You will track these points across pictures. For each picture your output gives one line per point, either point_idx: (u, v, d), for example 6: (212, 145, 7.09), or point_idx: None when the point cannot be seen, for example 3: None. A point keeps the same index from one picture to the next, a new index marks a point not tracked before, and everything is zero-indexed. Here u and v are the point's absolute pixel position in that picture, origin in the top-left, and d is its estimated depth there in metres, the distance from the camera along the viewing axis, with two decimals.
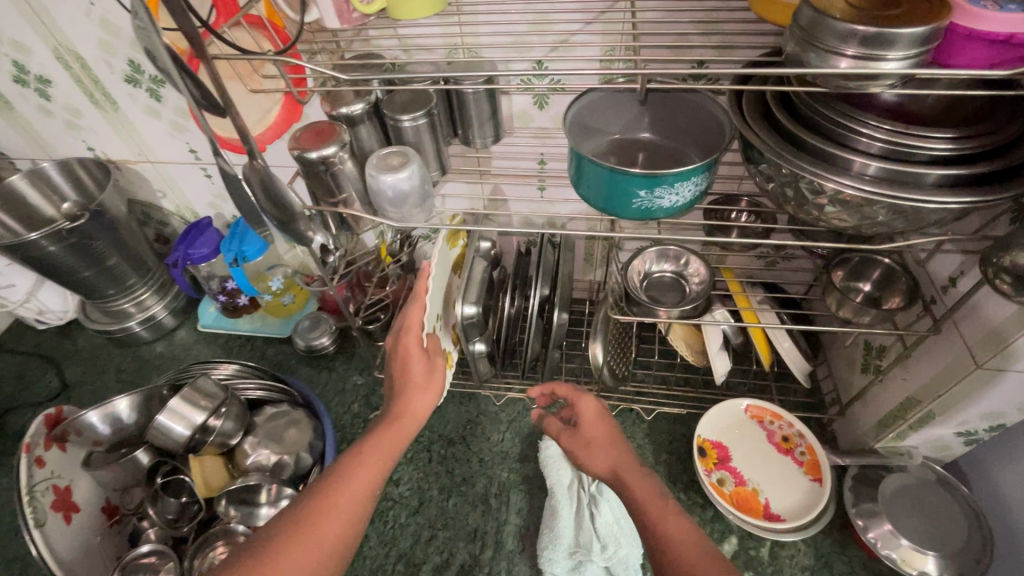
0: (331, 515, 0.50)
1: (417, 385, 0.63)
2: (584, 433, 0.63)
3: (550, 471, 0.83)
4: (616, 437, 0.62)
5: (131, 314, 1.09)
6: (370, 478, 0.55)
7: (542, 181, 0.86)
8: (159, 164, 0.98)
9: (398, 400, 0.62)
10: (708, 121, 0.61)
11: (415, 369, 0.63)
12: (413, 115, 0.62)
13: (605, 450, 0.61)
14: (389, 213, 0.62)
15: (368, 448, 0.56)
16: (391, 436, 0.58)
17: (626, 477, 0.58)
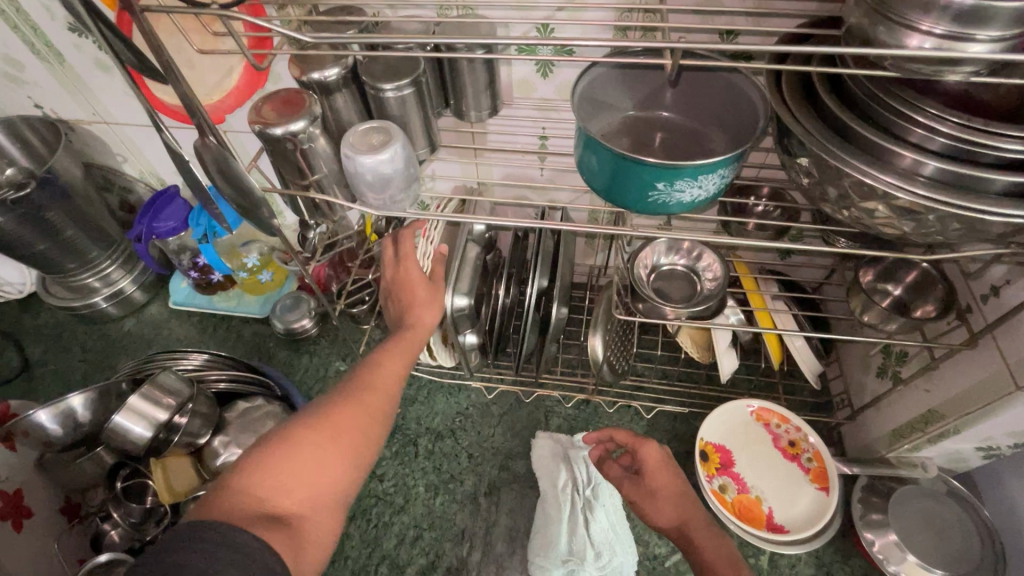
0: (375, 391, 0.55)
1: (425, 302, 0.62)
2: (648, 484, 0.63)
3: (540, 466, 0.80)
4: (678, 490, 0.62)
5: (96, 290, 1.00)
6: (399, 367, 0.58)
7: (543, 159, 0.77)
8: (116, 125, 0.88)
9: (407, 313, 0.61)
10: (739, 104, 0.53)
11: (421, 288, 0.62)
12: (397, 84, 0.53)
13: (670, 508, 0.61)
14: (369, 199, 0.54)
15: (391, 345, 0.59)
16: (411, 336, 0.60)
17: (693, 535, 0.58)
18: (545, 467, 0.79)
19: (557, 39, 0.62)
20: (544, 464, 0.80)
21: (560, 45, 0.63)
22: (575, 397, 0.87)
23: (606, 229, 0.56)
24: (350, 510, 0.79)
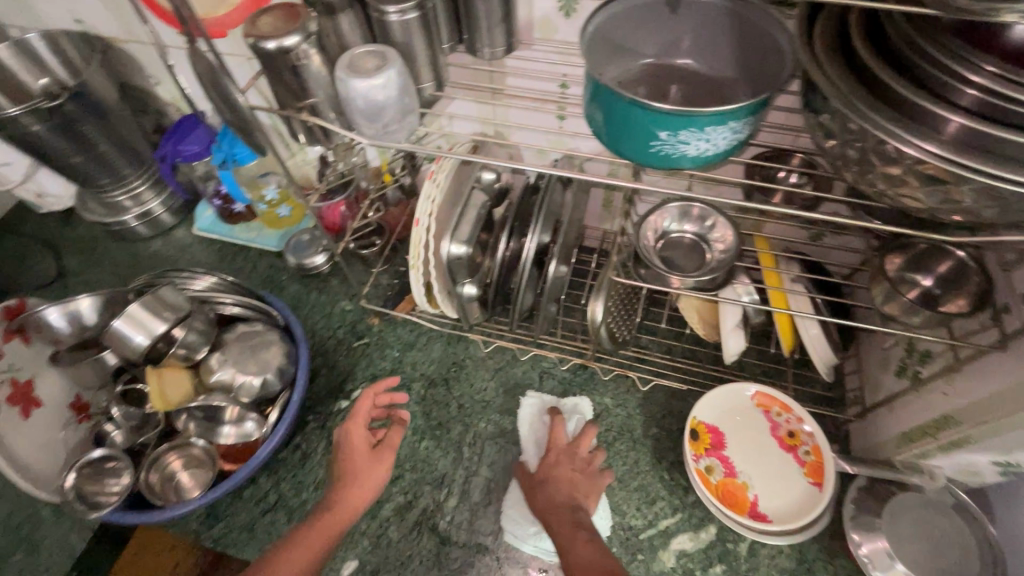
0: None
1: (368, 481, 0.65)
2: (542, 469, 0.69)
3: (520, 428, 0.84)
4: (560, 474, 0.67)
5: (127, 208, 1.05)
6: (305, 554, 0.59)
7: (562, 110, 0.74)
8: (148, 45, 0.89)
9: (339, 487, 0.65)
10: (765, 50, 0.48)
11: (360, 463, 0.66)
12: (402, 6, 0.51)
13: (546, 490, 0.66)
14: (362, 127, 0.53)
15: (308, 525, 0.61)
16: (334, 510, 0.63)
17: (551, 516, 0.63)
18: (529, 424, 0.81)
19: None
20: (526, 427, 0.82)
21: None
22: (572, 361, 0.86)
23: (613, 181, 0.54)
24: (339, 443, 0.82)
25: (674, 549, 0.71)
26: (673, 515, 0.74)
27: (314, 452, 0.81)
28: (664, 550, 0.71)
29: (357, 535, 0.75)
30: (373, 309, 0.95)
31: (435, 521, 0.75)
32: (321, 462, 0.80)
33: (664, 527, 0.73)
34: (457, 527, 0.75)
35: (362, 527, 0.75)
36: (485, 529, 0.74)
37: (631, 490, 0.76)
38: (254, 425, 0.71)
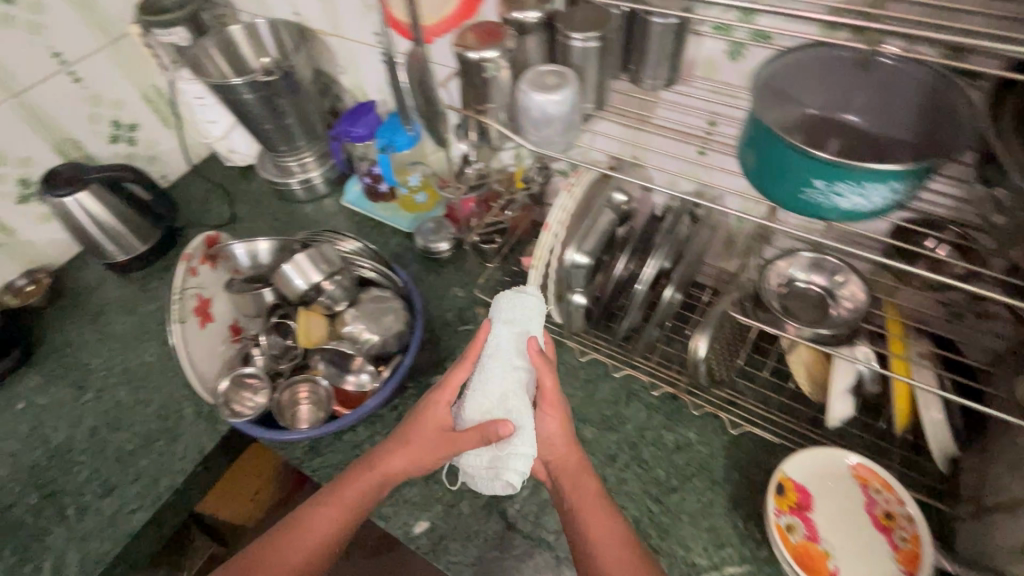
0: (300, 535, 0.69)
1: (417, 455, 0.71)
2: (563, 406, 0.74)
3: (528, 319, 0.73)
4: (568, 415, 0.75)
5: (294, 174, 1.22)
6: (336, 516, 0.70)
7: (704, 147, 0.76)
8: (346, 40, 1.04)
9: (398, 452, 0.71)
10: (938, 115, 0.48)
11: (426, 437, 0.71)
12: (586, 35, 0.57)
13: (569, 436, 0.74)
14: (530, 136, 0.59)
15: (345, 484, 0.72)
16: (370, 474, 0.72)
17: (564, 470, 0.72)
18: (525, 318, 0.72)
19: (756, 24, 0.61)
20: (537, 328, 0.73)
21: (758, 30, 0.61)
22: (663, 389, 0.87)
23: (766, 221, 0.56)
24: None
25: None
26: (740, 564, 0.72)
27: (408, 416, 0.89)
28: None
29: (433, 499, 0.81)
30: (481, 300, 1.03)
31: (504, 507, 0.80)
32: None
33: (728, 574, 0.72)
34: (523, 517, 0.79)
35: (438, 493, 0.82)
36: (549, 526, 0.78)
37: (702, 528, 0.76)
38: (369, 377, 0.80)
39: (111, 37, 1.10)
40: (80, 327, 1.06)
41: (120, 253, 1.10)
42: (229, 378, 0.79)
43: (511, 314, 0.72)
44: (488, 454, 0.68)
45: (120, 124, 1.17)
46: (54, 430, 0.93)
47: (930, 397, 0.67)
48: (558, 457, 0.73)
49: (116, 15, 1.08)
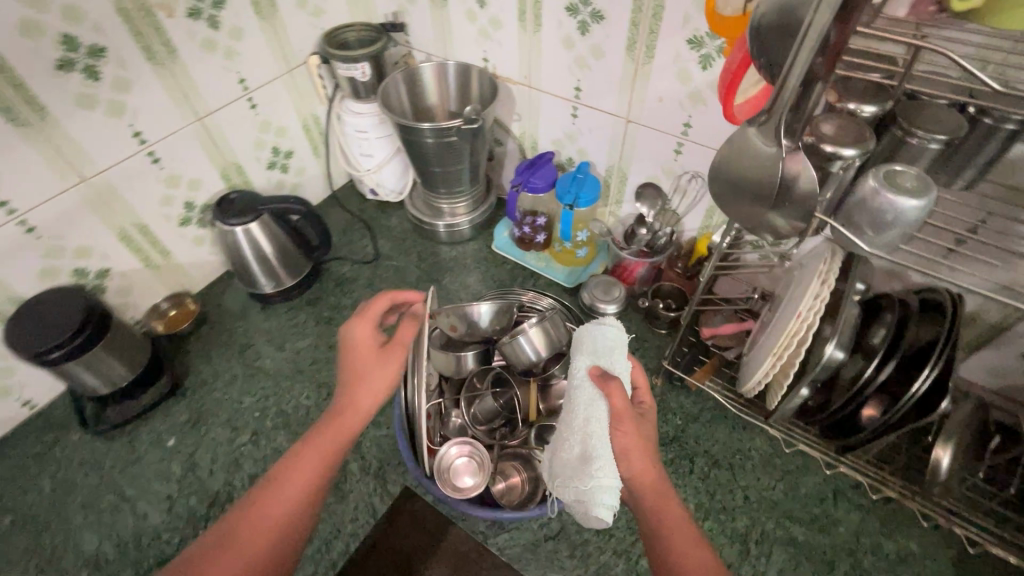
0: (264, 514, 0.55)
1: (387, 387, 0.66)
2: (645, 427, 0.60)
3: (607, 353, 0.67)
4: (653, 437, 0.60)
5: (444, 214, 1.18)
6: (310, 472, 0.58)
7: (959, 243, 0.73)
8: (536, 91, 1.02)
9: (347, 396, 0.63)
10: None
11: (363, 361, 0.65)
12: (931, 135, 0.54)
13: (650, 458, 0.57)
14: (860, 233, 0.55)
15: (304, 445, 0.60)
16: (336, 427, 0.61)
17: (647, 495, 0.55)
18: (593, 347, 0.67)
19: None
20: (622, 363, 0.66)
21: None
22: (880, 493, 0.81)
23: None
24: None
25: None
26: None
27: None
28: None
29: None
30: (657, 369, 0.97)
31: None
32: None
33: None
34: None
35: None
36: None
37: None
38: None
39: (289, 66, 1.08)
40: (227, 360, 1.01)
41: (270, 283, 1.06)
42: (452, 441, 0.76)
43: (591, 349, 0.68)
44: (572, 487, 0.61)
45: (278, 151, 1.14)
46: (209, 475, 0.87)
47: None
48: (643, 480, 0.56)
49: (297, 44, 1.07)
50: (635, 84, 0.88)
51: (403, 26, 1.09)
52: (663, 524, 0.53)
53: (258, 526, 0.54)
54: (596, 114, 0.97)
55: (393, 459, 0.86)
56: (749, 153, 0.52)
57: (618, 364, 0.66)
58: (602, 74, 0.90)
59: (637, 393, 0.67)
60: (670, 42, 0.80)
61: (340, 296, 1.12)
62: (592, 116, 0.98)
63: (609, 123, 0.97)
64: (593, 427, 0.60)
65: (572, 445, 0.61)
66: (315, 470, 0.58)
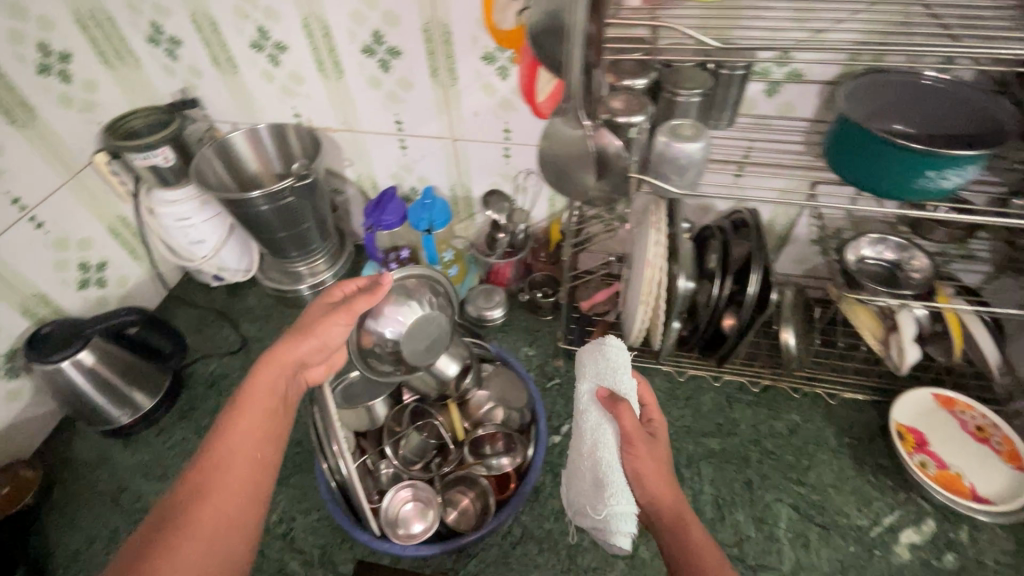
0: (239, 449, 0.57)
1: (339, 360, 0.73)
2: (654, 448, 0.61)
3: (610, 371, 0.68)
4: (667, 458, 0.61)
5: (303, 277, 1.14)
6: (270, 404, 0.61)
7: (742, 168, 0.89)
8: (359, 133, 1.03)
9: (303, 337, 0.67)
10: (978, 116, 0.64)
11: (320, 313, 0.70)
12: (691, 91, 0.67)
13: (665, 481, 0.58)
14: (668, 180, 0.66)
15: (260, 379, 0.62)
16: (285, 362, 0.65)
17: (664, 521, 0.56)
18: (601, 369, 0.69)
19: (792, 64, 0.76)
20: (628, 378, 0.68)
21: (794, 69, 0.76)
22: (758, 382, 0.96)
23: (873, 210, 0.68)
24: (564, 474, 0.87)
25: (905, 543, 0.79)
26: (893, 512, 0.82)
27: (542, 487, 0.86)
28: (897, 544, 0.78)
29: (611, 557, 0.79)
30: (556, 351, 1.04)
31: None
32: (554, 494, 0.85)
33: (889, 525, 0.81)
34: None
35: (613, 549, 0.79)
36: (728, 540, 0.80)
37: (848, 493, 0.84)
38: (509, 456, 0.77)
39: (72, 171, 0.96)
40: (99, 517, 0.86)
41: (125, 413, 0.92)
42: (390, 490, 0.74)
43: (594, 370, 0.70)
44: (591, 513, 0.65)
45: (89, 266, 1.00)
46: None
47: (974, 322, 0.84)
48: (662, 499, 0.57)
49: (75, 146, 0.95)
50: (450, 105, 0.93)
51: (196, 102, 1.03)
52: (684, 545, 0.54)
53: (229, 488, 0.55)
54: (424, 141, 1.01)
55: (335, 539, 0.80)
56: (564, 141, 0.60)
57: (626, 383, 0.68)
58: (417, 104, 0.95)
59: (647, 410, 0.68)
60: (468, 62, 0.86)
61: (217, 397, 1.02)
62: (421, 143, 1.02)
63: (438, 146, 1.01)
64: (605, 454, 0.64)
65: (586, 470, 0.66)
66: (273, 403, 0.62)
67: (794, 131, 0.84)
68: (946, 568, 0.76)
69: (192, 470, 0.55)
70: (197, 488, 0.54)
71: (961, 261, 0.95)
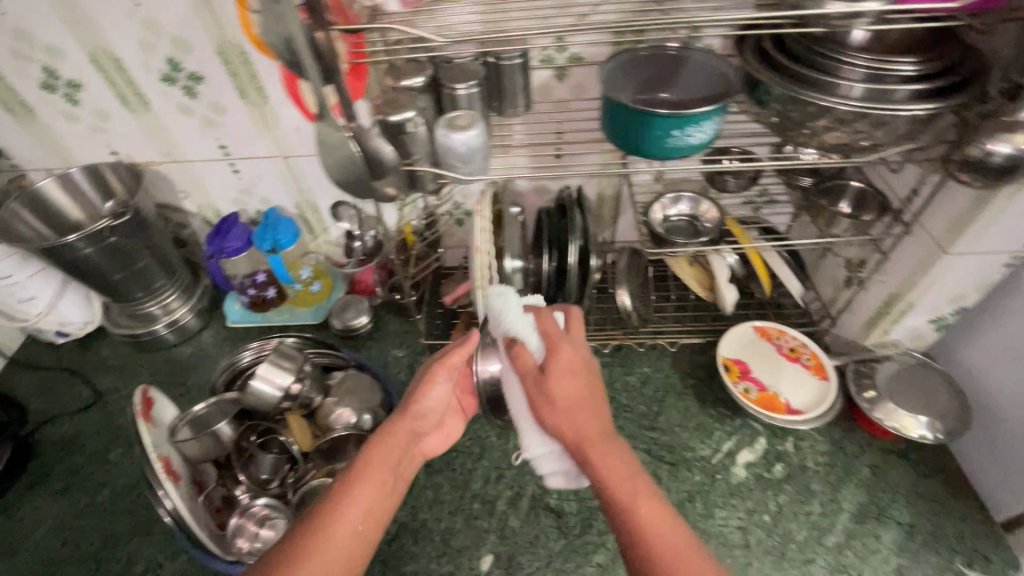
0: (339, 507, 0.58)
1: (449, 429, 0.74)
2: (557, 391, 0.60)
3: (498, 318, 0.66)
4: (575, 396, 0.61)
5: (157, 317, 1.09)
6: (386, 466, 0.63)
7: (559, 149, 0.96)
8: (185, 163, 1.01)
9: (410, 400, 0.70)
10: (715, 75, 0.74)
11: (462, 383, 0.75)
12: (467, 84, 0.71)
13: (570, 421, 0.59)
14: (456, 168, 0.70)
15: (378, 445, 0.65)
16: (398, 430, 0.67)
17: (583, 459, 0.58)
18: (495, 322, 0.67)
19: (570, 49, 0.83)
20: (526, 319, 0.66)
21: (573, 54, 0.84)
22: (609, 344, 1.02)
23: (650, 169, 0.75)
24: (436, 464, 0.89)
25: (742, 463, 0.87)
26: (731, 438, 0.90)
27: (416, 479, 0.88)
28: (735, 466, 0.87)
29: (483, 533, 0.82)
30: (426, 348, 1.06)
31: (546, 501, 0.85)
32: (427, 484, 0.87)
33: (728, 450, 0.89)
34: (566, 500, 0.85)
35: (484, 525, 0.83)
36: (590, 493, 0.85)
37: (693, 429, 0.92)
38: None
39: None
40: None
41: None
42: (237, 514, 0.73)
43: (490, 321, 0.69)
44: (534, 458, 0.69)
45: None
46: None
47: (774, 258, 0.94)
48: (569, 437, 0.59)
49: None
50: (268, 124, 0.93)
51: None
52: (604, 484, 0.56)
53: (330, 550, 0.55)
54: (254, 162, 1.00)
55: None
56: (337, 143, 0.62)
57: (520, 326, 0.65)
58: (235, 127, 0.94)
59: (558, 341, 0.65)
60: (271, 78, 0.87)
61: (69, 458, 0.96)
62: (252, 165, 1.01)
63: (270, 165, 1.01)
64: (516, 406, 0.64)
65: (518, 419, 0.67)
66: (388, 467, 0.64)
67: (592, 109, 0.91)
68: (776, 477, 0.85)
69: (299, 536, 0.56)
70: (304, 544, 0.55)
71: (766, 206, 1.06)
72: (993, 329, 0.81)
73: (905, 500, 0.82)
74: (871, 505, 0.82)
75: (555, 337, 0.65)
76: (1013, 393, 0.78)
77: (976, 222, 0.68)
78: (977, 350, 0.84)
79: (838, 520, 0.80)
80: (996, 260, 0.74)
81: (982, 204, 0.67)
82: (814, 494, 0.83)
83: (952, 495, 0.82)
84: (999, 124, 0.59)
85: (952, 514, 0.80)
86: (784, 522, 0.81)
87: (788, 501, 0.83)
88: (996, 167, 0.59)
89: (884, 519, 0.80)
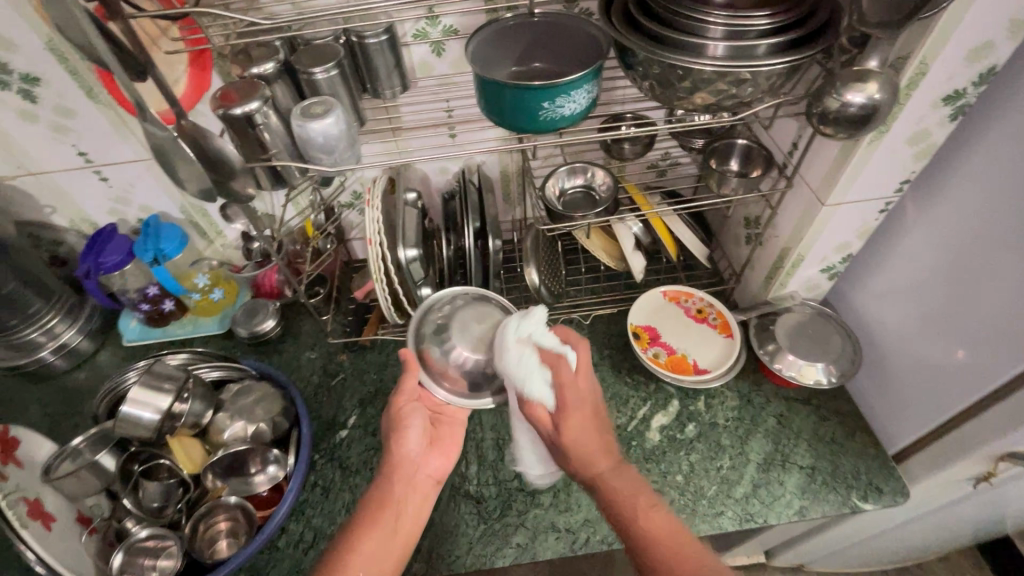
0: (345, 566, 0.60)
1: (446, 445, 0.76)
2: (576, 439, 0.66)
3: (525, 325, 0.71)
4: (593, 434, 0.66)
5: (41, 344, 0.99)
6: (382, 528, 0.65)
7: (452, 127, 0.92)
8: (43, 175, 0.91)
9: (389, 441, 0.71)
10: (582, 38, 0.72)
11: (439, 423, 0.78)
12: (324, 67, 0.65)
13: (596, 453, 0.65)
14: (321, 160, 0.66)
15: (367, 510, 0.66)
16: (386, 493, 0.68)
17: (602, 485, 0.64)
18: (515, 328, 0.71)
19: (442, 22, 0.79)
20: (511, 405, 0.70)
21: (447, 27, 0.79)
22: None
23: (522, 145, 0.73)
24: (352, 465, 0.86)
25: (656, 427, 0.89)
26: (645, 404, 0.92)
27: (332, 484, 0.84)
28: (649, 431, 0.88)
29: None
30: (338, 346, 1.02)
31: (466, 488, 0.84)
32: (343, 487, 0.83)
33: (643, 416, 0.90)
34: (485, 485, 0.84)
35: None
36: (509, 475, 0.85)
37: (608, 399, 0.92)
38: (277, 466, 0.76)
39: None
40: None
41: None
42: (122, 547, 0.69)
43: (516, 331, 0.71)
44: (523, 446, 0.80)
45: None
46: None
47: (675, 222, 0.94)
48: (586, 470, 0.65)
49: None
50: (128, 125, 0.86)
51: None
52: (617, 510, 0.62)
53: None
54: (122, 167, 0.92)
55: None
56: None
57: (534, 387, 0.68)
58: (90, 130, 0.86)
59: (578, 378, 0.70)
60: None
61: None
62: (121, 170, 0.93)
63: (142, 169, 0.93)
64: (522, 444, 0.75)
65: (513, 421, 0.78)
66: (388, 530, 0.65)
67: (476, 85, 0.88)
68: (687, 437, 0.87)
69: None
70: None
71: (671, 169, 1.06)
72: (875, 274, 0.85)
73: (807, 445, 0.86)
74: (776, 454, 0.85)
75: (582, 384, 0.69)
76: (900, 327, 0.81)
77: (846, 171, 0.70)
78: (862, 294, 0.88)
79: (746, 471, 0.83)
80: (873, 207, 0.76)
81: (849, 153, 0.68)
82: (724, 449, 0.86)
83: (848, 436, 0.86)
84: (852, 74, 0.59)
85: (848, 453, 0.84)
86: (695, 481, 0.83)
87: (699, 459, 0.85)
88: (851, 118, 0.59)
89: (788, 465, 0.84)
